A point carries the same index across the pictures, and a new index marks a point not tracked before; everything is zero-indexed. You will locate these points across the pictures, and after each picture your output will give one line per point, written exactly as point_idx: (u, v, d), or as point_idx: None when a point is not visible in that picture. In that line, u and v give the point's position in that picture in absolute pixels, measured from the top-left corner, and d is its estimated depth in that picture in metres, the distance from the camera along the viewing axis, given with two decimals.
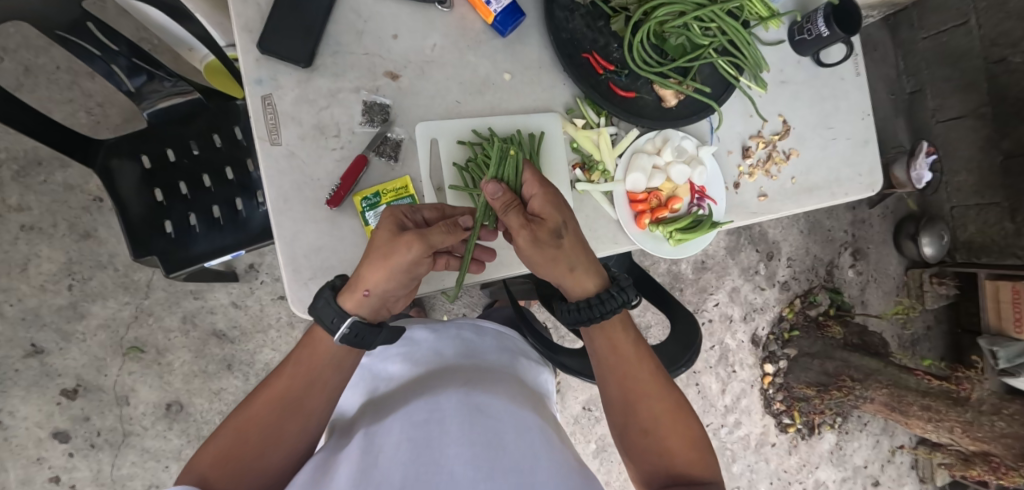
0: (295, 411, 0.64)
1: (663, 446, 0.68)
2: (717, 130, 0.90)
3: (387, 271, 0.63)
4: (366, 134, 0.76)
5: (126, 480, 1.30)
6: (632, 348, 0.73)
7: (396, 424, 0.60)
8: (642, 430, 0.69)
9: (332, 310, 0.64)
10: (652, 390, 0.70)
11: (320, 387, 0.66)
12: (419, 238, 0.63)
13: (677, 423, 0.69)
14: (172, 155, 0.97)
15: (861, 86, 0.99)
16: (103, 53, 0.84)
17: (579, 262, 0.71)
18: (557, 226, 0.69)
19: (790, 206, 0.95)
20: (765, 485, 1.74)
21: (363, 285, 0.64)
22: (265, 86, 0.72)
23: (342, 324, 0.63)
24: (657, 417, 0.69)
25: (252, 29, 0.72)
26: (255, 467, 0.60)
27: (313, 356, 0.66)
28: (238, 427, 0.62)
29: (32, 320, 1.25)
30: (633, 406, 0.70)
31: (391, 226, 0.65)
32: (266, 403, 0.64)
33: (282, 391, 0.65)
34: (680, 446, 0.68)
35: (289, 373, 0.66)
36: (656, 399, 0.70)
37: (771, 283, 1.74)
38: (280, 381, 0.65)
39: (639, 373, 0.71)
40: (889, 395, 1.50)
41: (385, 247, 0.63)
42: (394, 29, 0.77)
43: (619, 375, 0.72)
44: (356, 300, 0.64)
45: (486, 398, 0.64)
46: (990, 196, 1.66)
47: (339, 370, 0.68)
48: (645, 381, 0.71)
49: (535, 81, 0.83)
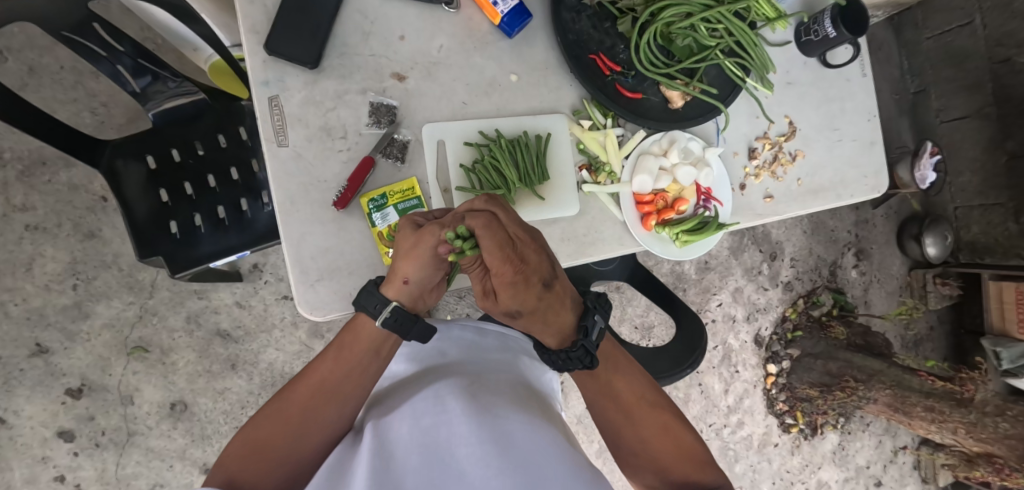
0: (335, 395, 0.65)
1: (658, 462, 0.69)
2: (723, 131, 0.90)
3: (420, 257, 0.65)
4: (373, 135, 0.76)
5: (130, 479, 1.30)
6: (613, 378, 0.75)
7: (404, 426, 0.59)
8: (637, 451, 0.71)
9: (376, 298, 0.65)
10: (642, 412, 0.72)
11: (360, 373, 0.67)
12: (441, 223, 0.65)
13: (667, 439, 0.70)
14: (178, 154, 0.97)
15: (867, 87, 1.00)
16: (108, 54, 0.84)
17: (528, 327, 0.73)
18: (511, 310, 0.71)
19: (795, 208, 0.95)
20: (768, 485, 1.74)
21: (402, 274, 0.66)
22: (272, 88, 0.72)
23: (385, 310, 0.65)
24: (648, 439, 0.70)
25: (259, 30, 0.72)
26: (297, 451, 0.61)
27: (352, 342, 0.67)
28: (278, 413, 0.63)
29: (37, 319, 1.25)
30: (624, 434, 0.72)
31: (410, 225, 0.67)
32: (309, 385, 0.65)
33: (324, 376, 0.66)
34: (676, 458, 0.68)
35: (332, 357, 0.67)
36: (642, 420, 0.72)
37: (774, 283, 1.74)
38: (324, 365, 0.67)
39: (626, 397, 0.73)
40: (893, 396, 1.50)
41: (412, 238, 0.65)
42: (401, 30, 0.77)
43: (608, 403, 0.74)
44: (397, 289, 0.66)
45: (492, 399, 0.64)
46: (994, 197, 1.66)
47: (378, 356, 0.69)
48: (632, 406, 0.73)
49: (541, 83, 0.83)
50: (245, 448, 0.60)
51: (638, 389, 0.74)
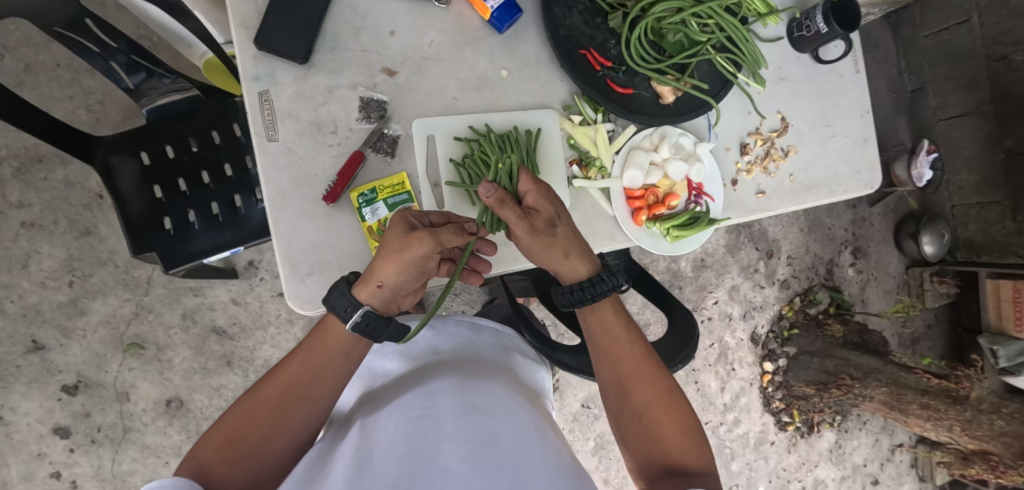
0: (304, 396, 0.64)
1: (655, 432, 0.67)
2: (714, 127, 0.90)
3: (401, 264, 0.64)
4: (364, 130, 0.76)
5: (126, 476, 1.30)
6: (623, 330, 0.73)
7: (392, 421, 0.60)
8: (635, 415, 0.68)
9: (346, 300, 0.65)
10: (646, 377, 0.70)
11: (328, 377, 0.66)
12: (430, 235, 0.64)
13: (667, 412, 0.68)
14: (172, 151, 0.97)
15: (860, 83, 1.00)
16: (101, 50, 0.84)
17: (575, 250, 0.72)
18: (552, 217, 0.70)
19: (788, 204, 0.95)
20: (764, 484, 1.73)
21: (377, 278, 0.65)
22: (262, 82, 0.72)
23: (355, 314, 0.64)
24: (647, 404, 0.68)
25: (249, 25, 0.72)
26: (261, 453, 0.61)
27: (322, 345, 0.66)
28: (244, 414, 0.62)
29: (33, 316, 1.25)
30: (624, 392, 0.70)
31: (401, 227, 0.66)
32: (276, 387, 0.64)
33: (292, 378, 0.65)
34: (673, 433, 0.66)
35: (300, 359, 0.66)
36: (646, 386, 0.69)
37: (770, 281, 1.74)
38: (292, 367, 0.65)
39: (632, 359, 0.71)
40: (889, 394, 1.50)
41: (397, 243, 0.64)
42: (391, 25, 0.77)
43: (614, 361, 0.72)
44: (370, 291, 0.65)
45: (481, 397, 0.63)
46: (991, 195, 1.65)
47: (347, 360, 0.68)
48: (637, 367, 0.70)
49: (532, 78, 0.83)
50: (212, 449, 0.59)
51: (643, 349, 0.72)
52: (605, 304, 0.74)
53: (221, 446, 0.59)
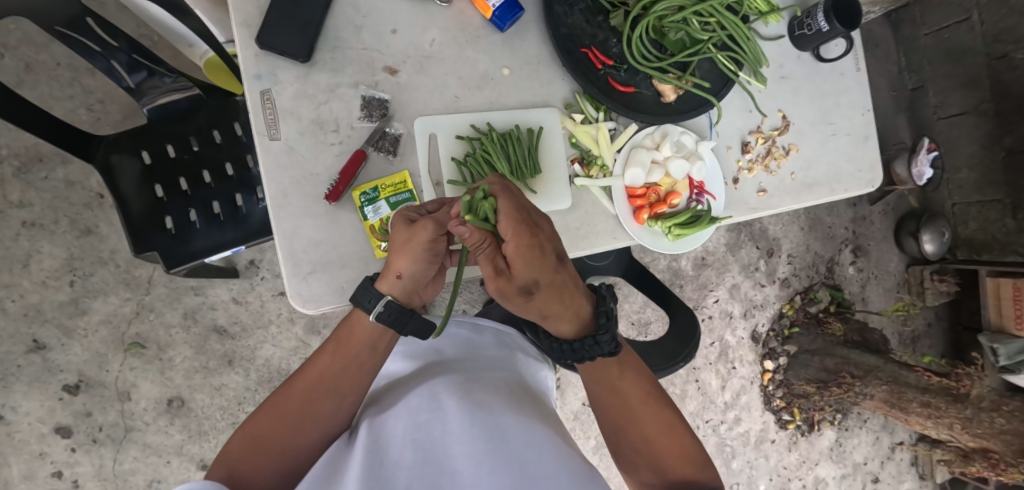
0: (334, 389, 0.65)
1: (658, 461, 0.68)
2: (716, 125, 0.91)
3: (412, 252, 0.65)
4: (365, 128, 0.76)
5: (127, 476, 1.30)
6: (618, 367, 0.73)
7: (399, 424, 0.60)
8: (636, 446, 0.69)
9: (370, 292, 0.65)
10: (644, 412, 0.70)
11: (357, 367, 0.67)
12: (433, 218, 0.65)
13: (669, 443, 0.68)
14: (172, 151, 0.97)
15: (861, 82, 1.00)
16: (102, 50, 0.83)
17: (554, 312, 0.69)
18: (528, 285, 0.65)
19: (789, 202, 0.95)
20: (765, 482, 1.74)
21: (395, 269, 0.66)
22: (264, 81, 0.72)
23: (379, 304, 0.65)
24: (648, 436, 0.69)
25: (251, 24, 0.72)
26: (293, 444, 0.61)
27: (351, 337, 0.67)
28: (275, 409, 0.63)
29: (34, 315, 1.25)
30: (624, 428, 0.71)
31: (404, 219, 0.67)
32: (307, 382, 0.65)
33: (322, 371, 0.65)
34: (678, 462, 0.67)
35: (329, 352, 0.67)
36: (645, 421, 0.70)
37: (771, 279, 1.74)
38: (321, 361, 0.66)
39: (630, 396, 0.71)
40: (889, 392, 1.50)
41: (406, 234, 0.65)
42: (392, 24, 0.77)
43: (612, 401, 0.72)
44: (390, 283, 0.66)
45: (486, 397, 0.64)
46: (992, 193, 1.65)
47: (376, 350, 0.68)
48: (634, 405, 0.71)
49: (533, 76, 0.83)
50: (243, 445, 0.60)
51: (639, 380, 0.72)
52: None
53: (255, 438, 0.60)
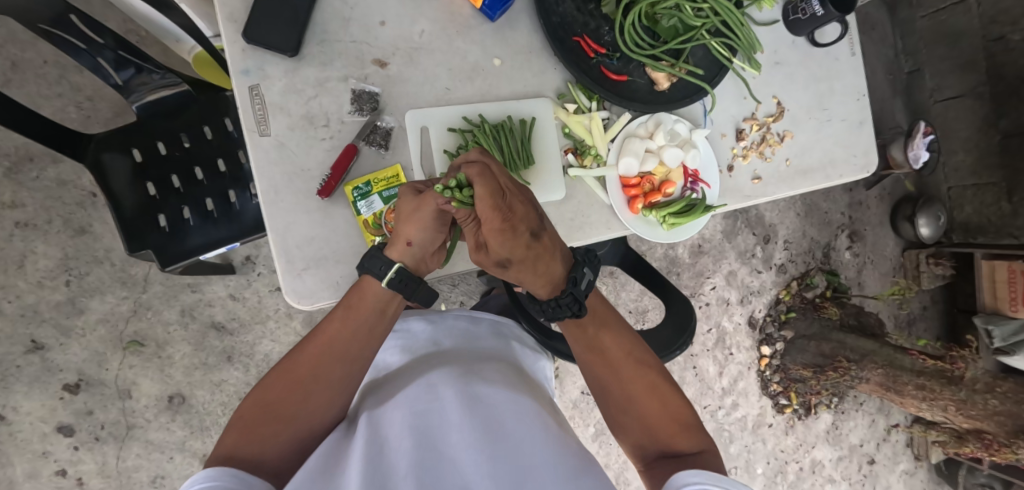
0: (341, 357, 0.65)
1: (644, 419, 0.68)
2: (710, 113, 0.90)
3: (422, 220, 0.66)
4: (356, 123, 0.75)
5: (131, 472, 1.31)
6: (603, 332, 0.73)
7: (397, 414, 0.60)
8: (623, 405, 0.70)
9: (379, 260, 0.66)
10: (630, 371, 0.71)
11: (364, 337, 0.67)
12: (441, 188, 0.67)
13: (656, 400, 0.68)
14: (163, 148, 0.96)
15: (856, 67, 0.99)
16: (88, 46, 0.82)
17: (526, 278, 0.72)
18: (500, 258, 0.69)
19: (784, 189, 0.95)
20: (763, 466, 1.76)
21: (404, 236, 0.67)
22: (252, 77, 0.70)
23: (390, 271, 0.66)
24: (634, 393, 0.69)
25: (237, 18, 0.70)
26: (301, 413, 0.61)
27: (357, 302, 0.66)
28: (285, 379, 0.63)
29: (31, 316, 1.25)
30: (611, 387, 0.71)
31: (410, 190, 0.69)
32: (315, 351, 0.65)
33: (329, 338, 0.65)
34: (665, 423, 0.67)
35: (335, 320, 0.66)
36: (629, 378, 0.70)
37: (767, 266, 1.75)
38: (328, 329, 0.66)
39: (615, 355, 0.72)
40: (884, 375, 1.50)
41: (413, 202, 0.67)
42: (381, 16, 0.76)
43: (597, 361, 0.72)
44: (400, 250, 0.66)
45: (484, 386, 0.64)
46: (987, 176, 1.66)
47: (382, 317, 0.68)
48: (619, 362, 0.71)
49: (525, 66, 0.82)
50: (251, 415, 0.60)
51: (626, 340, 0.73)
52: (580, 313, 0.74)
53: (264, 409, 0.60)
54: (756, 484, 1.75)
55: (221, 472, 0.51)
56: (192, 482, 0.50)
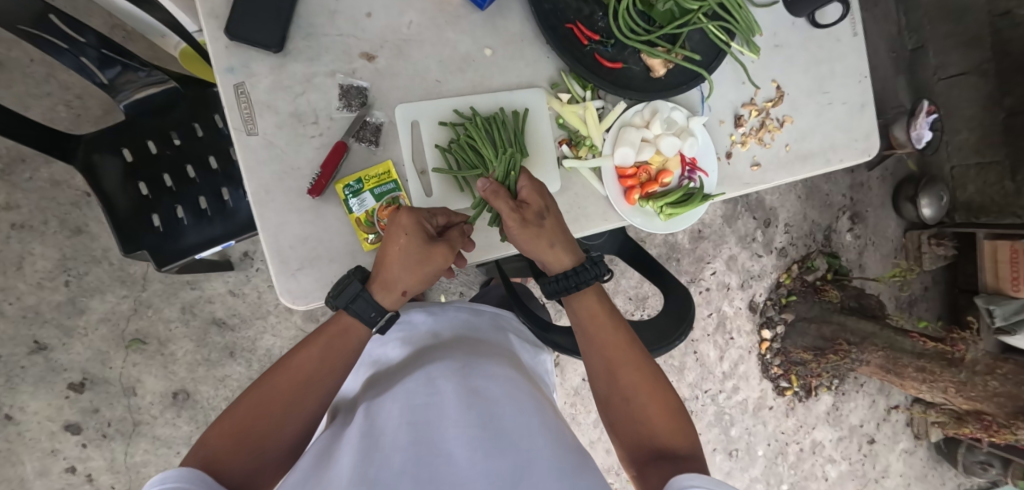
0: (315, 386, 0.65)
1: (642, 414, 0.66)
2: (707, 99, 0.88)
3: (423, 277, 0.69)
4: (345, 119, 0.74)
5: (140, 467, 1.33)
6: (608, 319, 0.72)
7: (396, 408, 0.60)
8: (620, 405, 0.68)
9: (371, 306, 0.67)
10: (630, 360, 0.69)
11: (343, 368, 0.68)
12: (450, 250, 0.69)
13: (653, 394, 0.67)
14: (154, 147, 0.95)
15: (858, 47, 0.97)
16: (70, 46, 0.80)
17: (560, 240, 0.72)
18: (541, 210, 0.71)
19: (782, 175, 0.94)
20: (764, 448, 1.77)
21: (402, 288, 0.69)
22: (237, 74, 0.69)
23: (382, 319, 0.69)
24: (633, 384, 0.67)
25: (219, 14, 0.68)
26: (276, 435, 0.62)
27: (338, 334, 0.68)
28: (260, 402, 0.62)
29: (33, 317, 1.25)
30: (611, 375, 0.69)
31: (419, 236, 0.67)
32: (290, 378, 0.64)
33: (305, 365, 0.65)
34: (661, 418, 0.65)
35: (311, 350, 0.66)
36: (627, 367, 0.68)
37: (768, 250, 1.74)
38: (305, 355, 0.66)
39: (617, 342, 0.70)
40: (885, 358, 1.49)
41: (421, 257, 0.67)
42: (367, 7, 0.74)
43: (600, 346, 0.71)
44: (395, 299, 0.69)
45: (483, 379, 0.64)
46: (991, 155, 1.64)
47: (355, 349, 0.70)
48: (620, 350, 0.70)
49: (517, 56, 0.80)
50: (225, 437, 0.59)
51: (627, 337, 0.71)
52: (590, 296, 0.73)
53: (241, 425, 0.60)
54: (757, 465, 1.76)
55: (190, 473, 0.52)
56: (158, 480, 0.50)
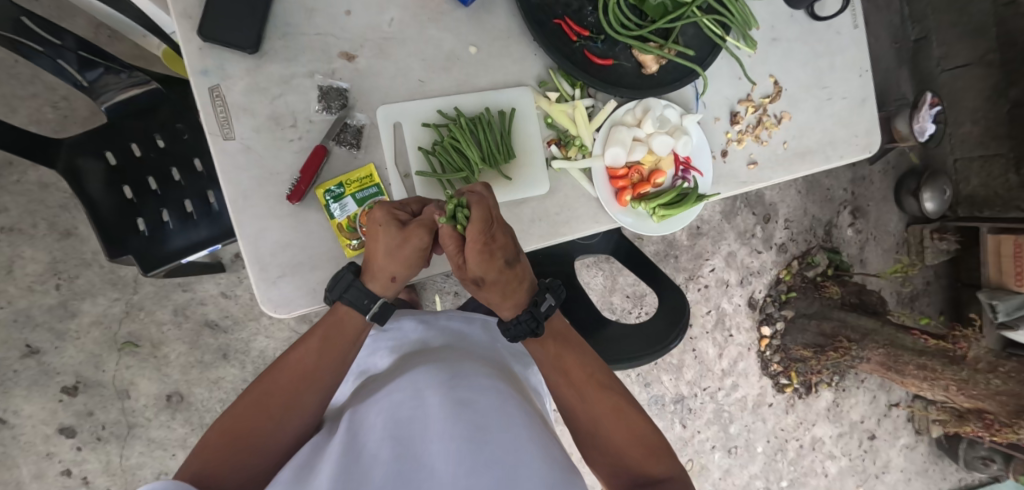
0: (314, 378, 0.65)
1: (615, 446, 0.68)
2: (702, 96, 0.86)
3: (405, 260, 0.67)
4: (325, 121, 0.71)
5: (136, 470, 1.32)
6: (574, 357, 0.73)
7: (380, 421, 0.58)
8: (591, 429, 0.70)
9: (359, 292, 0.66)
10: (599, 395, 0.71)
11: (340, 361, 0.67)
12: (426, 228, 0.66)
13: (624, 426, 0.69)
14: (138, 150, 0.93)
15: (859, 40, 0.94)
16: (47, 49, 0.79)
17: (495, 299, 0.72)
18: (475, 277, 0.69)
19: (780, 173, 0.91)
20: (763, 444, 1.76)
21: (389, 273, 0.67)
22: (212, 77, 0.67)
23: (374, 304, 0.67)
24: (602, 418, 0.70)
25: (192, 14, 0.66)
26: (274, 432, 0.60)
27: (337, 327, 0.68)
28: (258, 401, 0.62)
29: (24, 320, 1.24)
30: (581, 411, 0.71)
31: (387, 222, 0.66)
32: (290, 373, 0.65)
33: (304, 359, 0.66)
34: (635, 448, 0.68)
35: (310, 342, 0.67)
36: (596, 401, 0.71)
37: (768, 245, 1.72)
38: (305, 351, 0.66)
39: (584, 378, 0.72)
40: (886, 355, 1.46)
41: (394, 240, 0.65)
42: (347, 5, 0.72)
43: (568, 383, 0.72)
44: (384, 285, 0.68)
45: (471, 391, 0.62)
46: (994, 147, 1.61)
47: (357, 343, 0.69)
48: (588, 386, 0.72)
49: (503, 54, 0.78)
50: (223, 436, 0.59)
51: (593, 372, 0.73)
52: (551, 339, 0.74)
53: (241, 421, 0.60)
54: (756, 462, 1.75)
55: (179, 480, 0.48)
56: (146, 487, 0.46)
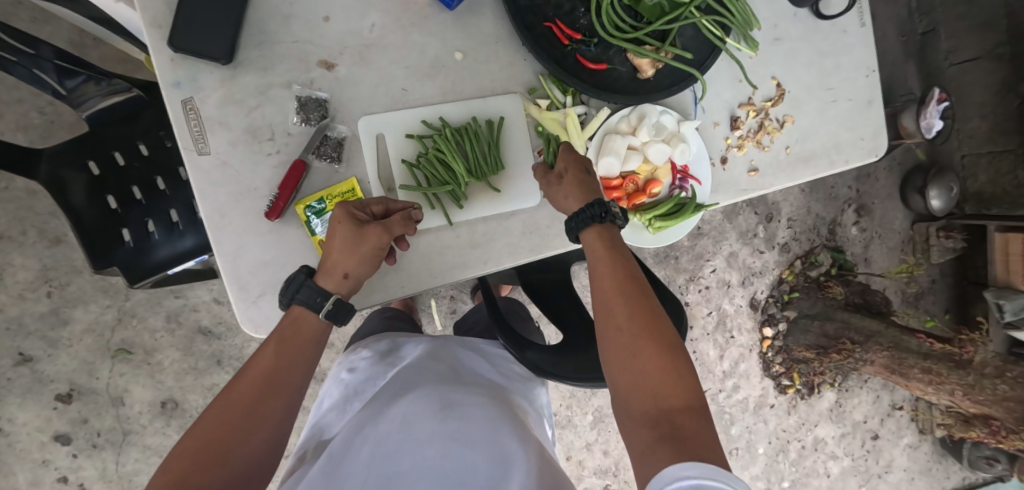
0: (278, 386, 0.58)
1: (639, 367, 0.55)
2: (700, 101, 0.83)
3: (361, 257, 0.63)
4: (305, 133, 0.69)
5: (132, 476, 1.31)
6: (615, 257, 0.63)
7: (366, 451, 0.55)
8: (613, 349, 0.58)
9: (312, 290, 0.62)
10: (634, 302, 0.59)
11: (304, 364, 0.61)
12: (383, 229, 0.63)
13: (655, 340, 0.56)
14: (121, 159, 0.90)
15: (866, 39, 0.90)
16: (20, 59, 0.76)
17: (575, 191, 0.67)
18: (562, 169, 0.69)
19: (781, 180, 0.88)
20: (765, 445, 1.74)
21: (342, 269, 0.63)
22: (185, 89, 0.64)
23: (326, 302, 0.62)
24: (633, 332, 0.57)
25: (162, 23, 0.63)
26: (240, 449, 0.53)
27: (297, 331, 0.62)
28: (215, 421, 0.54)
29: (17, 328, 1.23)
30: (612, 320, 0.59)
31: (347, 220, 0.63)
32: (248, 385, 0.57)
33: (265, 367, 0.59)
34: (661, 371, 0.54)
35: (267, 350, 0.60)
36: (628, 309, 0.59)
37: (770, 245, 1.68)
38: (262, 360, 0.59)
39: (623, 281, 0.61)
40: (890, 358, 1.42)
41: (351, 237, 0.63)
42: (325, 10, 0.69)
43: (606, 287, 0.61)
44: (336, 282, 0.63)
45: (464, 421, 0.58)
46: (1005, 142, 1.58)
47: (318, 345, 0.64)
48: (625, 290, 0.60)
49: (491, 59, 0.75)
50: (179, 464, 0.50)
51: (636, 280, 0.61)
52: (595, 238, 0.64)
53: (192, 454, 0.51)
54: (757, 463, 1.74)
55: None
56: None
